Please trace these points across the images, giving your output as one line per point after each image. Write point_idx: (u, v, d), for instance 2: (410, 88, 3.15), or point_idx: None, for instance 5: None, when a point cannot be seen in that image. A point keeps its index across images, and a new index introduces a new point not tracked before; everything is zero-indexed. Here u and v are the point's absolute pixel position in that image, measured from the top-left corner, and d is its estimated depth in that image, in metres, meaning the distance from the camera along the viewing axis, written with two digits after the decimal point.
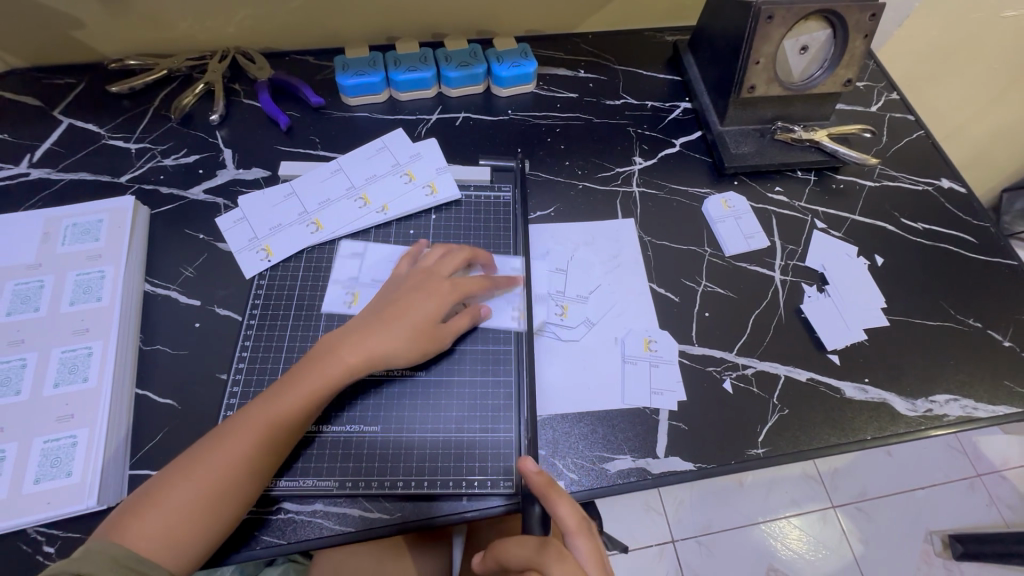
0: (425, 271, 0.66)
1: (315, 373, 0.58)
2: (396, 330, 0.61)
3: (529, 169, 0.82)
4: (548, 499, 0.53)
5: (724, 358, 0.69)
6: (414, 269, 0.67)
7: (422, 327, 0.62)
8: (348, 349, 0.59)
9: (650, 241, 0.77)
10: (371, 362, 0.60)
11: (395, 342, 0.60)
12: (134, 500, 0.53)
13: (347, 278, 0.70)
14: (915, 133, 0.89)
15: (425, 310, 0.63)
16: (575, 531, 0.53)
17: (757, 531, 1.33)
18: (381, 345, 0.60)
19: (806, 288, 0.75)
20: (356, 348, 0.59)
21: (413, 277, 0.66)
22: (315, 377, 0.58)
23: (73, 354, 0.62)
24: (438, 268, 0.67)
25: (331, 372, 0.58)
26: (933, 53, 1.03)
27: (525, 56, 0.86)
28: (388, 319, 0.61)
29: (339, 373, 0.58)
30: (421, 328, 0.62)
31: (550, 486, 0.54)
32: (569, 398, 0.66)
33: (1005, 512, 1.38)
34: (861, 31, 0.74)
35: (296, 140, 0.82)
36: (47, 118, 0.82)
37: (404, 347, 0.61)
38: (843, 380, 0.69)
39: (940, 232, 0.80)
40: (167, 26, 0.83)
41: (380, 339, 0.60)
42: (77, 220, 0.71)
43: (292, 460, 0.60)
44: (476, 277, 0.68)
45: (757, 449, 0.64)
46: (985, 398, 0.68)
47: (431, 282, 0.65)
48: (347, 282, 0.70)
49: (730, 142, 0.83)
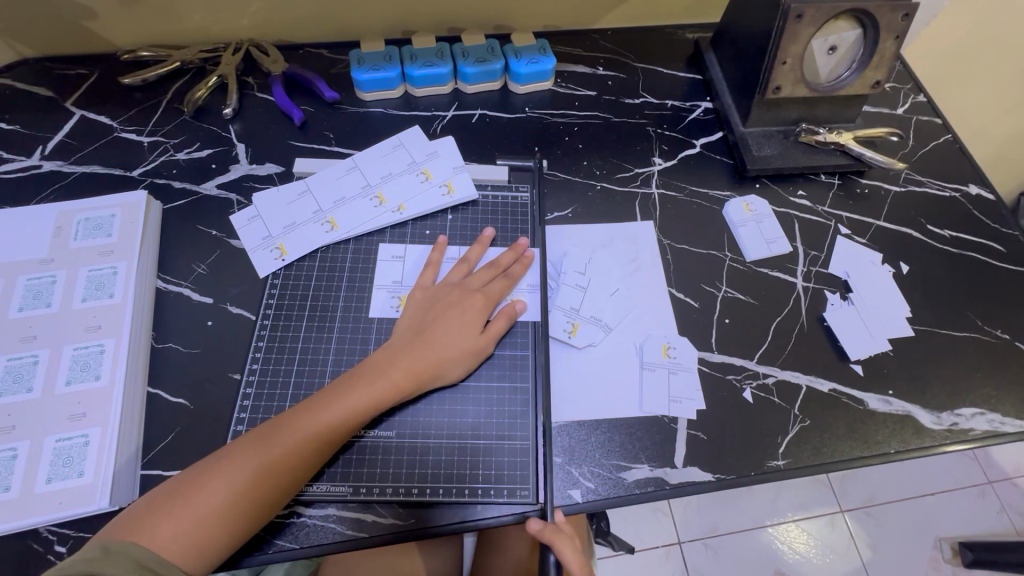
0: (460, 288, 0.66)
1: (359, 386, 0.58)
2: (441, 349, 0.61)
3: (547, 168, 0.81)
4: (558, 549, 0.56)
5: (745, 366, 0.68)
6: (443, 284, 0.67)
7: (468, 344, 0.63)
8: (397, 367, 0.59)
9: (670, 244, 0.76)
10: (420, 379, 0.60)
11: (438, 357, 0.61)
12: (151, 500, 0.51)
13: (390, 282, 0.69)
14: (942, 137, 0.87)
15: (465, 325, 0.63)
16: (579, 568, 0.58)
17: (765, 535, 1.32)
18: (429, 363, 0.60)
19: (829, 296, 0.73)
20: (404, 367, 0.59)
21: (448, 292, 0.66)
22: (358, 390, 0.57)
23: (86, 352, 0.61)
24: (469, 284, 0.67)
25: (377, 387, 0.58)
26: (960, 53, 1.01)
27: (543, 52, 0.85)
28: (431, 337, 0.62)
29: (387, 391, 0.58)
30: (466, 344, 0.63)
31: (556, 534, 0.56)
32: (587, 404, 0.65)
33: (1016, 520, 1.36)
34: (893, 32, 0.72)
35: (309, 135, 0.81)
36: (58, 109, 0.81)
37: (451, 362, 0.62)
38: (867, 391, 0.67)
39: (967, 240, 0.78)
40: (180, 16, 0.82)
41: (427, 356, 0.61)
42: (90, 214, 0.70)
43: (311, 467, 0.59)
44: (506, 286, 0.68)
45: (777, 461, 0.63)
46: (1012, 412, 0.67)
47: (465, 297, 0.65)
48: (391, 286, 0.69)
49: (753, 144, 0.81)
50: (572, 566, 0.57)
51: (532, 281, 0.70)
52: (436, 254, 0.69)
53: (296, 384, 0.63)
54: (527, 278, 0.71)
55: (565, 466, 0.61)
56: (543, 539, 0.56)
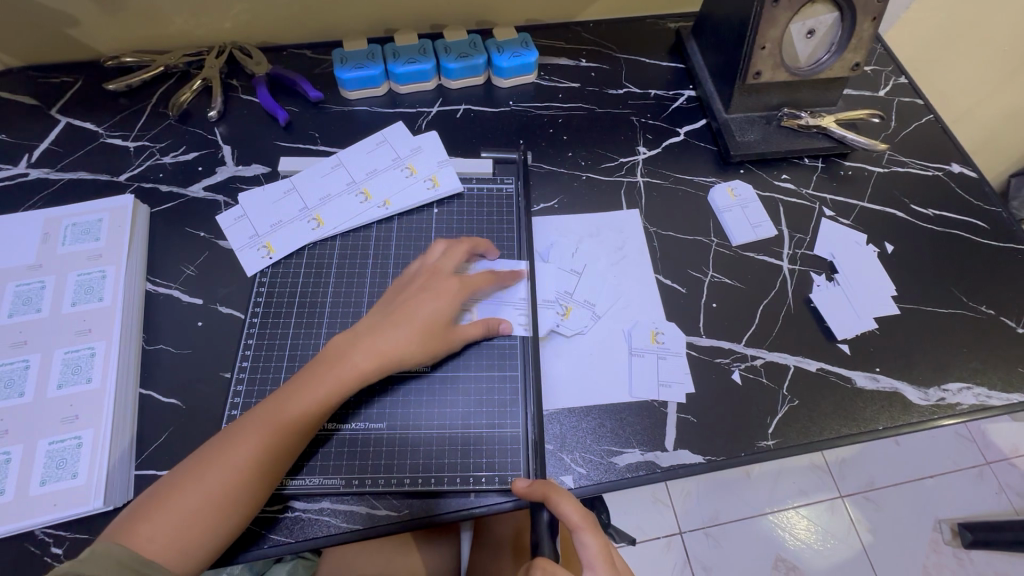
0: (430, 270, 0.65)
1: (322, 373, 0.57)
2: (408, 329, 0.61)
3: (532, 161, 0.81)
4: (551, 502, 0.53)
5: (733, 349, 0.68)
6: (416, 270, 0.66)
7: (436, 325, 0.62)
8: (360, 350, 0.59)
9: (656, 232, 0.76)
10: (386, 361, 0.59)
11: (406, 337, 0.60)
12: (137, 506, 0.52)
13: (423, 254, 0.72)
14: (924, 118, 0.88)
15: (437, 312, 0.62)
16: (582, 526, 0.52)
17: (766, 522, 1.33)
18: (395, 344, 0.60)
19: (815, 278, 0.74)
20: (369, 349, 0.59)
21: (419, 277, 0.65)
22: (322, 379, 0.57)
23: (76, 355, 0.62)
24: (440, 266, 0.66)
25: (342, 372, 0.58)
26: (942, 36, 1.01)
27: (525, 46, 0.85)
28: (399, 320, 0.61)
29: (352, 372, 0.58)
30: (434, 329, 0.61)
31: (548, 488, 0.54)
32: (577, 392, 0.65)
33: (1014, 499, 1.37)
34: (870, 13, 0.72)
35: (295, 135, 0.81)
36: (44, 117, 0.81)
37: (420, 343, 0.61)
38: (854, 370, 0.68)
39: (951, 218, 0.79)
40: (163, 21, 0.82)
41: (393, 338, 0.60)
42: (77, 219, 0.70)
43: (303, 460, 0.59)
44: (482, 272, 0.67)
45: (766, 441, 0.63)
46: (999, 386, 0.67)
47: (438, 282, 0.64)
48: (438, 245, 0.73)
49: (736, 130, 0.81)
50: (569, 521, 0.52)
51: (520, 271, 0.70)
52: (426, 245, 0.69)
53: (286, 380, 0.63)
54: (509, 293, 0.68)
55: (556, 453, 0.62)
56: (535, 495, 0.54)
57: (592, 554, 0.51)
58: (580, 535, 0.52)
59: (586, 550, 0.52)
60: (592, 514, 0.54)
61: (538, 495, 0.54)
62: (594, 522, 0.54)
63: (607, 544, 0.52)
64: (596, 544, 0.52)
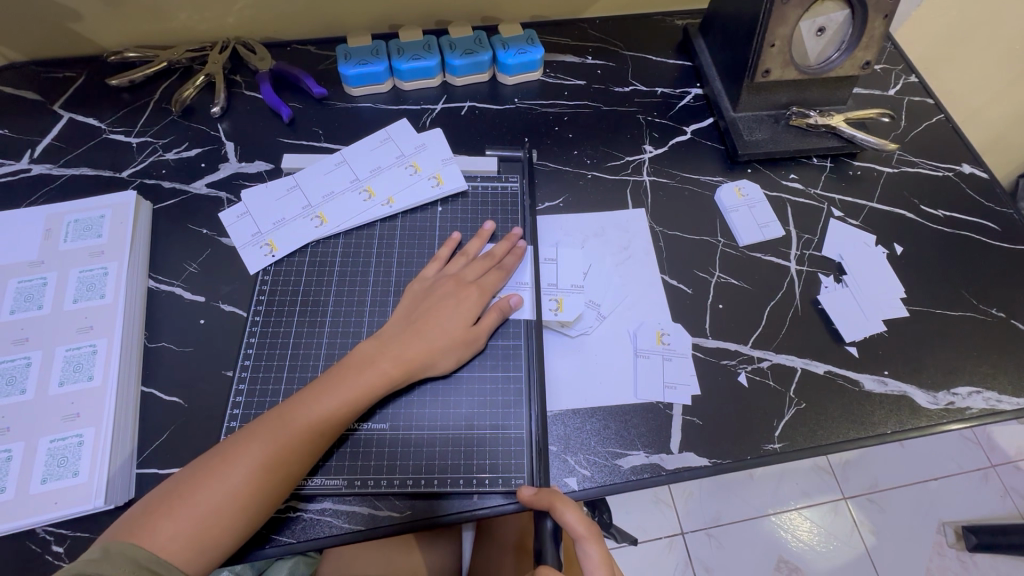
0: (454, 279, 0.66)
1: (347, 378, 0.58)
2: (432, 338, 0.61)
3: (537, 159, 0.80)
4: (556, 511, 0.53)
5: (739, 351, 0.68)
6: (441, 276, 0.67)
7: (457, 335, 0.62)
8: (386, 356, 0.59)
9: (662, 232, 0.75)
10: (411, 368, 0.60)
11: (430, 346, 0.61)
12: (150, 503, 0.51)
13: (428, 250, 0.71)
14: (935, 117, 0.87)
15: (457, 315, 0.63)
16: (586, 537, 0.52)
17: (768, 523, 1.32)
18: (420, 351, 0.60)
19: (823, 279, 0.73)
20: (394, 356, 0.60)
21: (442, 283, 0.66)
22: (346, 383, 0.57)
23: (78, 352, 0.61)
24: (463, 275, 0.67)
25: (367, 377, 0.58)
26: (952, 34, 1.00)
27: (531, 42, 0.84)
28: (424, 329, 0.62)
29: (377, 378, 0.58)
30: (457, 336, 0.62)
31: (554, 496, 0.54)
32: (581, 392, 0.65)
33: (1019, 502, 1.36)
34: (882, 10, 0.71)
35: (298, 132, 0.81)
36: (46, 112, 0.81)
37: (443, 353, 0.61)
38: (862, 372, 0.67)
39: (962, 219, 0.78)
40: (165, 16, 0.82)
41: (418, 346, 0.61)
42: (79, 216, 0.70)
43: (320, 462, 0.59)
44: (492, 270, 0.68)
45: (773, 444, 0.63)
46: (1009, 390, 0.67)
47: (460, 290, 0.65)
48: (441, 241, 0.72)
49: (743, 129, 0.80)
50: (574, 531, 0.52)
51: (522, 278, 0.70)
52: (445, 250, 0.69)
53: (289, 379, 0.63)
54: (517, 274, 0.70)
55: (560, 455, 0.61)
56: (540, 503, 0.54)
57: (594, 564, 0.51)
58: (584, 545, 0.52)
59: (588, 559, 0.52)
60: (595, 525, 0.54)
61: (543, 503, 0.54)
62: (597, 533, 0.54)
63: (609, 554, 0.52)
64: (599, 554, 0.52)
